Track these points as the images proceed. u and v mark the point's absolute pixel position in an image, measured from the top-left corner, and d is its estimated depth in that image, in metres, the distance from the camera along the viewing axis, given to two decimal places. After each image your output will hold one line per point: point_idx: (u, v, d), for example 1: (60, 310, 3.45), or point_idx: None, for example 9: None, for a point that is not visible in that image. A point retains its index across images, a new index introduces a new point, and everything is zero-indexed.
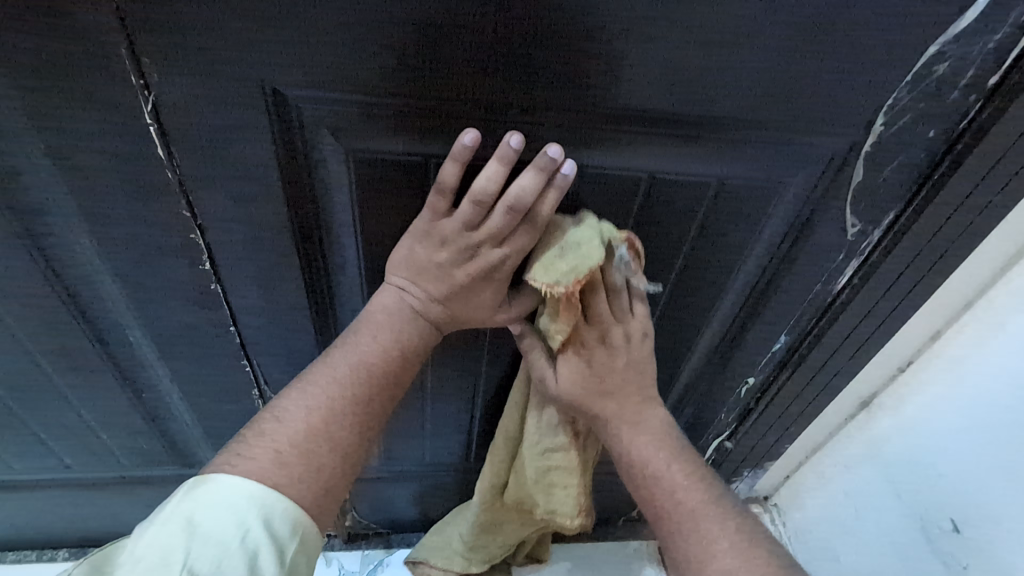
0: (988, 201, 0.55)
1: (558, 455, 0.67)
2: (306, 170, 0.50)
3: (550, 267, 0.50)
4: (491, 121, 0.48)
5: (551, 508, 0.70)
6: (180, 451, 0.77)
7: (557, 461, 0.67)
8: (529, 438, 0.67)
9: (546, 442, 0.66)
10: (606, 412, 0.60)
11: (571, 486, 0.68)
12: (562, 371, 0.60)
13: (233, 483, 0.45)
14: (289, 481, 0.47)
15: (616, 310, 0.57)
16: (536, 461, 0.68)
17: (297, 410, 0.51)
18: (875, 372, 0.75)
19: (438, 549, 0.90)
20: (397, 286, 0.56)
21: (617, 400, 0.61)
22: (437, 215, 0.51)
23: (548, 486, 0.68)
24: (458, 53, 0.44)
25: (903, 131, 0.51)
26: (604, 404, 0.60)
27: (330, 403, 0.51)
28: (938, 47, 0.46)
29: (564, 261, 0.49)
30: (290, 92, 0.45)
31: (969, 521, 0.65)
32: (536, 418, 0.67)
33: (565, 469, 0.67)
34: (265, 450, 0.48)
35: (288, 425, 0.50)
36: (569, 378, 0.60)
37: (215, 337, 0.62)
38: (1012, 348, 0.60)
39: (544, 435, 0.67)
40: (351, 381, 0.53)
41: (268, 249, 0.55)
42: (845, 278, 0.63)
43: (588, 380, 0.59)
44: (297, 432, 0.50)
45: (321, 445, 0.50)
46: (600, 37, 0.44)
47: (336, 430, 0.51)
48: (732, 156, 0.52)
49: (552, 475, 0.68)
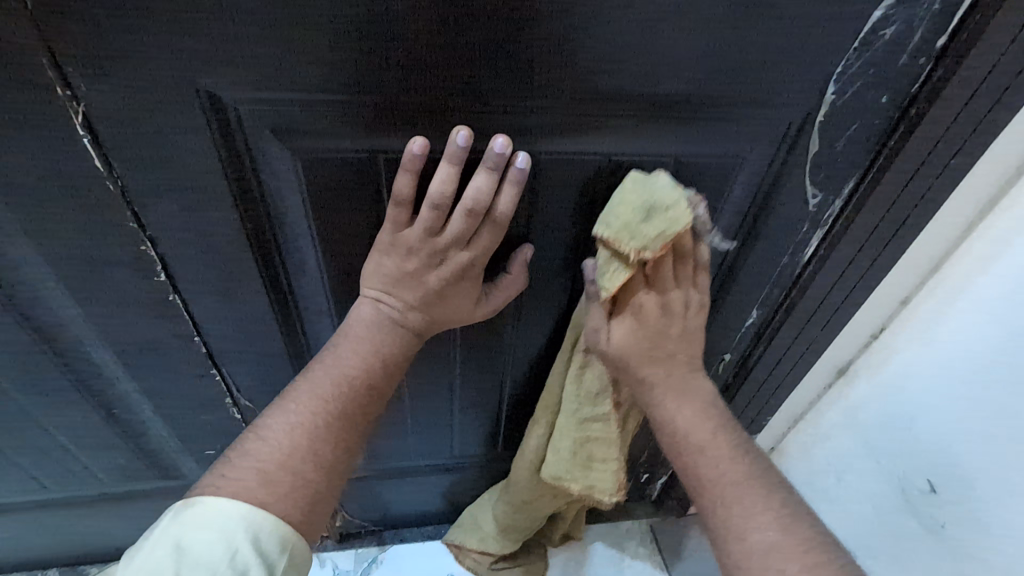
0: (945, 163, 0.54)
1: (598, 426, 0.67)
2: (254, 176, 0.49)
3: (635, 232, 0.48)
4: (438, 114, 0.47)
5: (590, 483, 0.70)
6: (160, 463, 0.77)
7: (596, 433, 0.67)
8: (567, 408, 0.67)
9: (585, 411, 0.66)
10: (655, 377, 0.58)
11: (611, 460, 0.68)
12: (615, 330, 0.58)
13: (216, 505, 0.44)
14: (275, 499, 0.46)
15: (680, 275, 0.56)
16: (573, 431, 0.67)
17: (278, 426, 0.50)
18: (848, 341, 0.74)
19: (470, 531, 0.92)
20: (372, 298, 0.55)
21: (665, 366, 0.59)
22: (399, 226, 0.50)
23: (588, 459, 0.68)
24: (395, 48, 0.43)
25: (855, 100, 0.50)
26: (653, 369, 0.58)
27: (313, 420, 0.50)
28: (882, 11, 0.45)
29: (651, 223, 0.48)
30: (226, 96, 0.44)
31: (948, 482, 0.63)
32: (576, 386, 0.65)
33: (603, 439, 0.67)
34: (247, 471, 0.47)
35: (270, 442, 0.49)
36: (623, 335, 0.57)
37: (181, 348, 0.62)
38: (980, 311, 0.58)
39: (583, 405, 0.66)
40: (332, 396, 0.52)
41: (225, 256, 0.54)
42: (811, 250, 0.63)
43: (644, 340, 0.57)
44: (281, 450, 0.48)
45: (305, 462, 0.49)
46: (539, 20, 0.42)
47: (321, 444, 0.50)
48: (685, 134, 0.51)
49: (591, 447, 0.68)
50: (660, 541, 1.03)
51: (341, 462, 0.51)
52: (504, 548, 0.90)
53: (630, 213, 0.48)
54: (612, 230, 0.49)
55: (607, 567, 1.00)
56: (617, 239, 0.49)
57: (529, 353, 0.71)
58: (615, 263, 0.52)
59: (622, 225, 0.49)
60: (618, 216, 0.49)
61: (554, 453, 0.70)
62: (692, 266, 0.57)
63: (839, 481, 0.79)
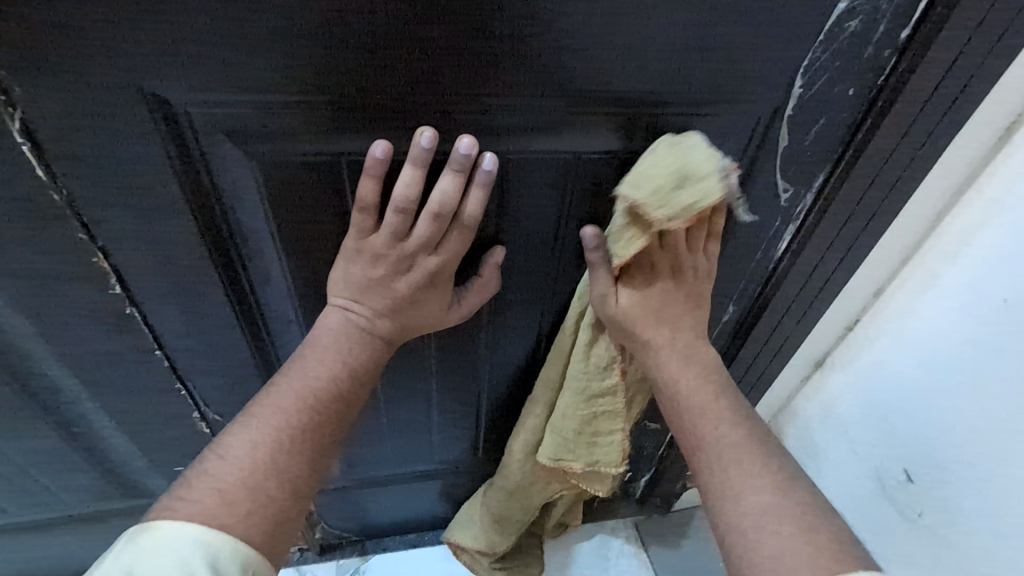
0: (914, 155, 0.54)
1: (605, 399, 0.65)
2: (210, 180, 0.47)
3: (664, 200, 0.46)
4: (400, 114, 0.45)
5: (593, 459, 0.69)
6: (126, 481, 0.74)
7: (603, 406, 0.66)
8: (573, 385, 0.65)
9: (592, 386, 0.64)
10: (661, 339, 0.57)
11: (616, 433, 0.67)
12: (622, 295, 0.56)
13: (172, 527, 0.42)
14: (236, 520, 0.44)
15: (692, 241, 0.56)
16: (579, 408, 0.66)
17: (241, 444, 0.48)
18: (824, 333, 0.74)
19: (466, 529, 0.89)
20: (339, 306, 0.53)
21: (672, 328, 0.58)
22: (364, 232, 0.49)
23: (593, 435, 0.67)
24: (352, 45, 0.41)
25: (823, 93, 0.50)
26: (660, 331, 0.57)
27: (276, 435, 0.49)
28: (846, 3, 0.45)
29: (681, 193, 0.45)
30: (175, 98, 0.42)
31: (924, 471, 0.63)
32: (582, 361, 0.63)
33: (610, 413, 0.66)
34: (206, 491, 0.45)
35: (232, 461, 0.47)
36: (633, 302, 0.56)
37: (142, 363, 0.59)
38: (952, 301, 0.59)
39: (590, 380, 0.64)
40: (297, 411, 0.50)
41: (183, 266, 0.52)
42: (784, 244, 0.62)
43: (650, 304, 0.56)
44: (243, 468, 0.46)
45: (269, 481, 0.47)
46: (502, 16, 0.41)
47: (286, 461, 0.48)
48: (655, 131, 0.50)
49: (597, 423, 0.67)
50: (646, 538, 1.02)
51: (308, 478, 0.50)
52: (499, 540, 0.87)
53: (662, 179, 0.46)
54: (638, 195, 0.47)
55: (592, 568, 0.99)
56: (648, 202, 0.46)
57: (506, 356, 0.70)
58: (629, 232, 0.51)
59: (652, 192, 0.46)
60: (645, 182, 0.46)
61: (557, 432, 0.69)
62: (705, 233, 0.56)
63: (819, 473, 0.79)
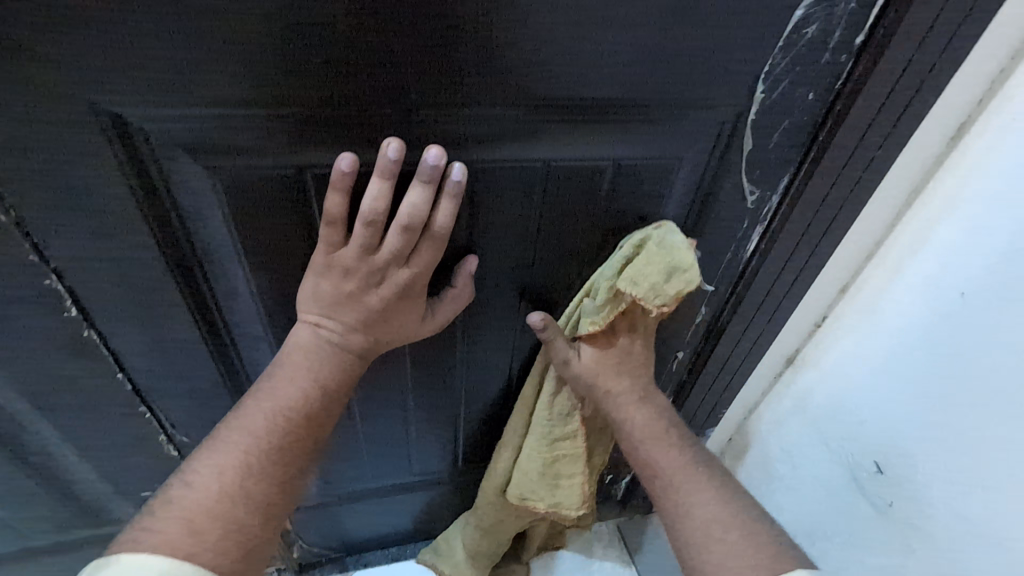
0: (873, 156, 0.55)
1: (566, 444, 0.68)
2: (169, 198, 0.46)
3: (659, 291, 0.53)
4: (366, 126, 0.45)
5: (556, 500, 0.72)
6: (90, 510, 0.71)
7: (565, 450, 0.69)
8: (537, 432, 0.68)
9: (556, 431, 0.67)
10: (620, 389, 0.60)
11: (576, 476, 0.70)
12: (584, 351, 0.60)
13: (133, 561, 0.39)
14: (203, 549, 0.42)
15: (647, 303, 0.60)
16: (543, 451, 0.68)
17: (207, 472, 0.46)
18: (794, 331, 0.75)
19: (445, 558, 0.91)
20: (311, 322, 0.52)
21: (630, 378, 0.61)
22: (333, 246, 0.48)
23: (555, 478, 0.70)
24: (314, 58, 0.40)
25: (784, 98, 0.51)
26: (619, 382, 0.60)
27: (245, 460, 0.47)
28: (803, 11, 0.46)
29: (670, 285, 0.53)
30: (129, 113, 0.40)
31: (893, 462, 0.65)
32: (546, 409, 0.66)
33: (572, 458, 0.69)
34: (172, 522, 0.43)
35: (199, 488, 0.45)
36: (593, 358, 0.60)
37: (103, 387, 0.57)
38: (914, 296, 0.61)
39: (553, 426, 0.67)
40: (266, 432, 0.49)
41: (144, 286, 0.50)
42: (752, 245, 0.64)
43: (611, 358, 0.60)
44: (211, 494, 0.45)
45: (238, 506, 0.45)
46: (466, 26, 0.41)
47: (255, 485, 0.47)
48: (623, 138, 0.51)
49: (559, 466, 0.70)
50: (627, 539, 1.03)
51: (280, 500, 0.48)
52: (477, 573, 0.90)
53: (657, 272, 0.53)
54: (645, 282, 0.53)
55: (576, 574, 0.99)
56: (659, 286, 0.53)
57: (483, 365, 0.70)
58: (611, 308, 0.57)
59: (649, 285, 0.53)
60: (649, 271, 0.53)
61: (522, 475, 0.71)
62: None
63: (794, 468, 0.80)
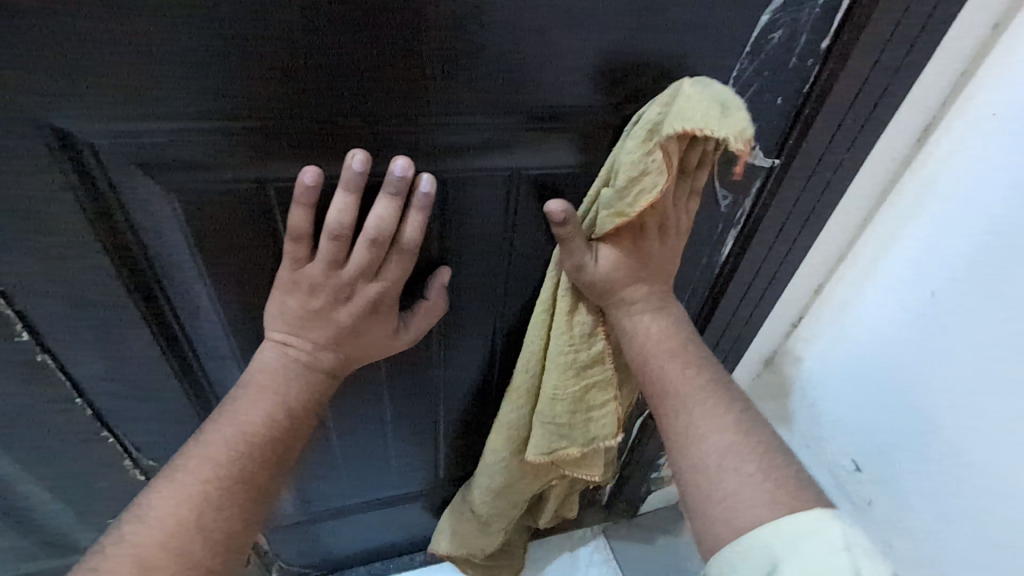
0: (842, 158, 0.55)
1: (592, 370, 0.60)
2: (123, 215, 0.44)
3: (718, 125, 0.40)
4: (329, 138, 0.43)
5: (590, 436, 0.63)
6: (53, 540, 0.68)
7: (591, 378, 0.60)
8: (556, 365, 0.59)
9: (578, 360, 0.59)
10: (636, 296, 0.54)
11: (609, 403, 0.62)
12: (602, 254, 0.52)
13: None
14: None
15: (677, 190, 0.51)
16: (567, 385, 0.60)
17: (163, 503, 0.44)
18: (772, 334, 0.74)
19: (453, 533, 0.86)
20: (277, 341, 0.51)
21: (648, 284, 0.54)
22: (298, 261, 0.47)
23: (585, 412, 0.62)
24: (272, 69, 0.39)
25: (753, 102, 0.51)
26: (636, 289, 0.54)
27: (203, 490, 0.45)
28: (769, 16, 0.46)
29: (730, 116, 0.40)
30: (75, 128, 0.39)
31: (870, 460, 0.66)
32: (562, 336, 0.57)
33: (600, 383, 0.61)
34: (122, 562, 0.41)
35: (153, 521, 0.43)
36: (613, 263, 0.52)
37: (60, 413, 0.55)
38: (886, 296, 0.61)
39: (574, 356, 0.58)
40: (227, 460, 0.47)
41: (99, 306, 0.48)
42: (727, 249, 0.64)
43: (630, 262, 0.52)
44: (166, 527, 0.43)
45: (195, 539, 0.44)
46: (430, 35, 0.40)
47: (214, 516, 0.45)
48: (594, 145, 0.50)
49: (587, 398, 0.61)
50: (614, 544, 1.02)
51: (239, 529, 0.46)
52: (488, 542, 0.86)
53: (707, 108, 0.41)
54: (695, 121, 0.41)
55: None
56: (703, 128, 0.40)
57: (460, 375, 0.69)
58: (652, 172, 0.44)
59: (703, 119, 0.41)
60: (697, 108, 0.41)
61: (544, 420, 0.63)
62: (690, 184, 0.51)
63: None
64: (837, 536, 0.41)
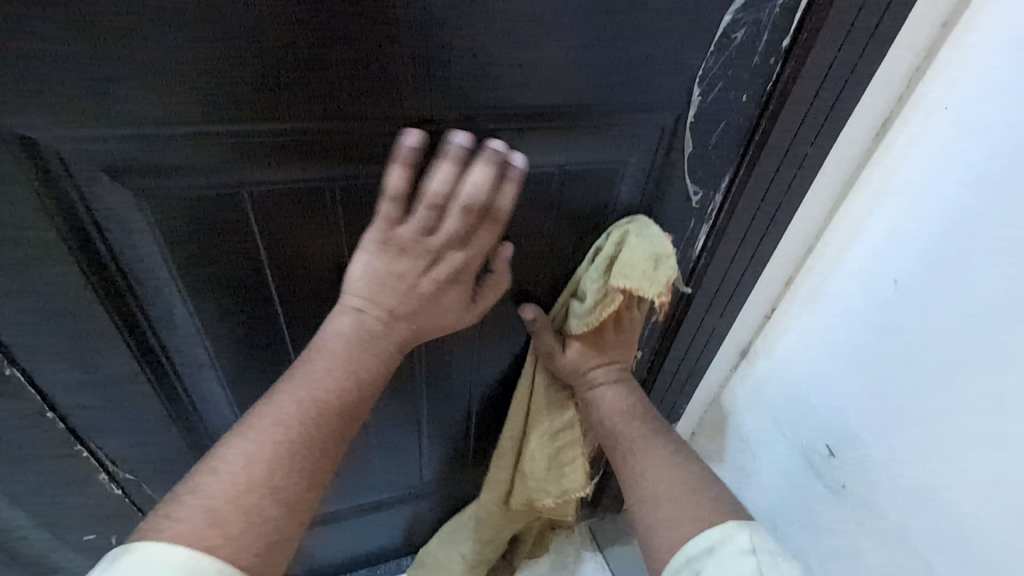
0: (805, 153, 0.57)
1: (565, 431, 0.70)
2: (92, 222, 0.43)
3: (649, 279, 0.53)
4: (302, 139, 0.43)
5: (563, 486, 0.72)
6: (28, 560, 0.66)
7: (566, 438, 0.70)
8: (537, 427, 0.70)
9: (555, 423, 0.69)
10: (598, 374, 0.64)
11: (579, 459, 0.71)
12: (569, 345, 0.63)
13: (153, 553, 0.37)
14: None
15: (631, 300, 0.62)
16: (545, 445, 0.70)
17: (238, 457, 0.43)
18: (745, 324, 0.77)
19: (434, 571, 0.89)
20: (354, 308, 0.49)
21: (608, 361, 0.64)
22: (390, 224, 0.46)
23: (559, 466, 0.71)
24: (242, 71, 0.39)
25: (719, 100, 0.53)
26: (598, 368, 0.64)
27: (276, 449, 0.44)
28: (731, 16, 0.47)
29: (658, 270, 0.53)
30: (40, 137, 0.38)
31: (842, 444, 0.68)
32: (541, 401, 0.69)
33: (573, 443, 0.70)
34: None
35: (225, 477, 0.42)
36: (578, 351, 0.63)
37: (31, 429, 0.53)
38: (853, 283, 0.64)
39: (551, 418, 0.69)
40: (301, 423, 0.45)
41: (69, 318, 0.47)
42: (699, 244, 0.65)
43: (592, 348, 0.63)
44: (233, 487, 0.42)
45: (261, 499, 0.42)
46: (400, 34, 0.40)
47: (283, 475, 0.44)
48: (566, 144, 0.51)
49: (561, 454, 0.71)
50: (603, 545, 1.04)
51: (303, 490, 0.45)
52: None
53: (642, 263, 0.53)
54: (633, 275, 0.53)
55: None
56: (638, 286, 0.53)
57: (441, 378, 0.69)
58: (604, 304, 0.58)
59: (639, 275, 0.53)
60: (635, 264, 0.54)
61: (525, 474, 0.73)
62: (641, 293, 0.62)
63: (753, 456, 0.82)
64: (745, 539, 0.47)
